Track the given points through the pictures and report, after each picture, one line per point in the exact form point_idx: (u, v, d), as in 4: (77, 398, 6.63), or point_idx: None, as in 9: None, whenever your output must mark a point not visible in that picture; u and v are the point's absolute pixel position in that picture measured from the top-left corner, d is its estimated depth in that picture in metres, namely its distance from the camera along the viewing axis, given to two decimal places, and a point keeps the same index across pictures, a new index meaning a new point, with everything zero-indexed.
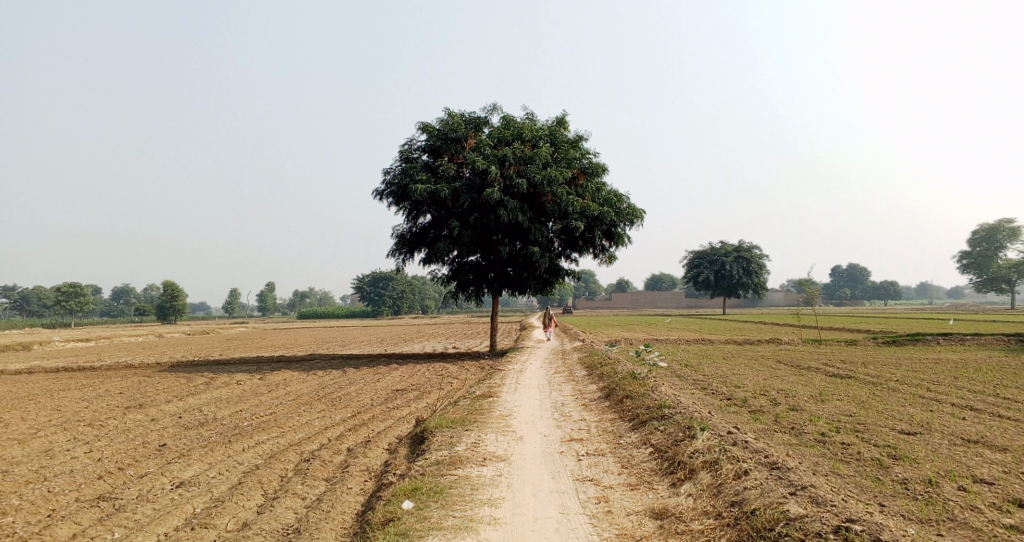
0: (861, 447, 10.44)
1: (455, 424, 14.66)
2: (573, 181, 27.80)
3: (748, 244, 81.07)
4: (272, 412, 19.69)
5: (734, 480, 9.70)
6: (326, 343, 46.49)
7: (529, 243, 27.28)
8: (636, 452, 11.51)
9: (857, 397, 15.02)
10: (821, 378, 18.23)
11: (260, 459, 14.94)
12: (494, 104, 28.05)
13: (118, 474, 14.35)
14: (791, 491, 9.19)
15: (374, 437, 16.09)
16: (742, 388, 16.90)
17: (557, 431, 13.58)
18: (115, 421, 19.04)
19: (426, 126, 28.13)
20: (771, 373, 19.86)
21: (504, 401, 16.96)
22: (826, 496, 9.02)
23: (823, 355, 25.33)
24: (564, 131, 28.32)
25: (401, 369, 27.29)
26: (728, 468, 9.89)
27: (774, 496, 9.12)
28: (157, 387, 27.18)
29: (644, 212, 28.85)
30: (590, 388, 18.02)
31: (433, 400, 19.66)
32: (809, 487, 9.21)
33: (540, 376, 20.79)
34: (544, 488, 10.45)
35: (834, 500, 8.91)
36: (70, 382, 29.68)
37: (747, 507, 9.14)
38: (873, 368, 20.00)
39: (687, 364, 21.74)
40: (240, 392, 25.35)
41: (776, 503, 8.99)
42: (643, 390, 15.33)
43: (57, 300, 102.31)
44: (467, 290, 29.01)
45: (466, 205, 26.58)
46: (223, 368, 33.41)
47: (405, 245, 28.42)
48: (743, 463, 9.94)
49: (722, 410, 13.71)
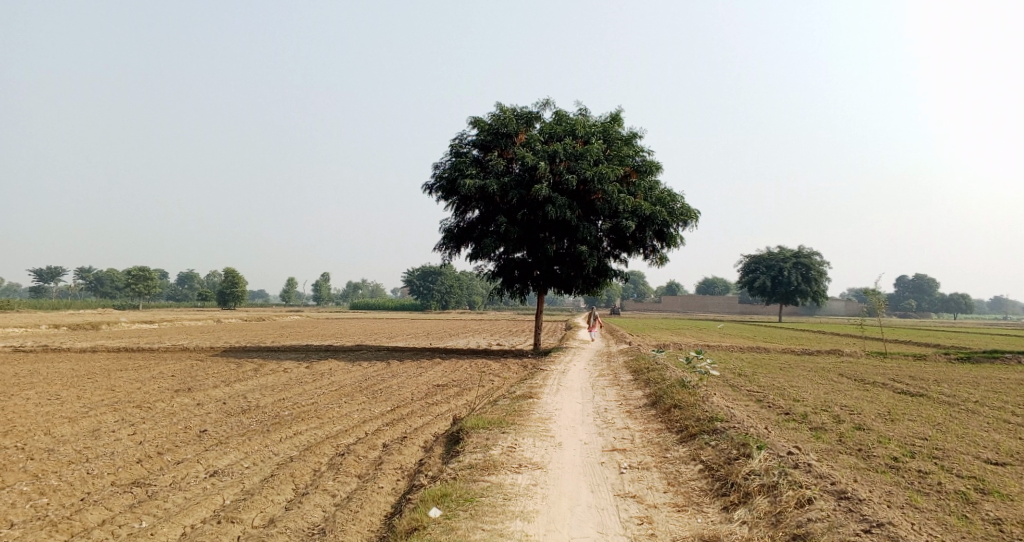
0: (943, 477, 9.37)
1: (494, 425, 13.89)
2: (625, 179, 26.77)
3: (808, 250, 78.62)
4: (314, 402, 19.19)
5: (798, 510, 8.74)
6: (374, 334, 46.27)
7: (577, 241, 26.37)
8: (685, 469, 10.59)
9: (931, 418, 13.85)
10: (889, 395, 17.00)
11: (295, 451, 14.39)
12: (547, 99, 27.24)
13: (156, 459, 13.93)
14: (866, 528, 8.19)
15: (410, 434, 15.43)
16: (802, 401, 15.81)
17: (598, 439, 12.72)
18: (162, 404, 18.76)
19: (478, 120, 27.47)
20: (833, 387, 18.66)
21: (546, 404, 16.15)
22: (908, 537, 7.99)
23: (890, 370, 23.87)
24: (618, 127, 27.35)
25: (445, 363, 26.64)
26: (789, 495, 8.91)
27: (846, 532, 8.14)
28: (207, 371, 27.05)
29: (699, 213, 27.67)
30: (637, 393, 17.12)
31: (474, 398, 18.94)
32: (888, 524, 8.19)
33: (584, 379, 19.93)
34: (582, 502, 9.61)
35: None
36: (125, 362, 29.82)
37: None
38: (945, 386, 18.69)
39: (743, 373, 20.67)
40: (286, 379, 25.01)
41: None
42: (694, 399, 14.35)
43: (125, 283, 104.79)
44: (513, 287, 28.26)
45: (515, 201, 25.82)
46: (273, 355, 33.27)
47: (452, 240, 27.81)
48: (806, 490, 8.96)
49: (780, 426, 12.66)
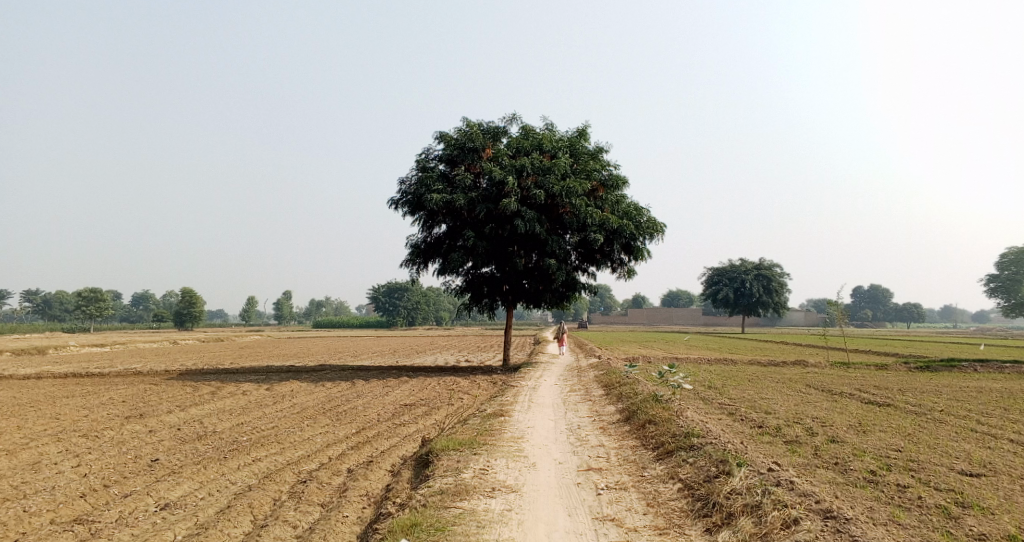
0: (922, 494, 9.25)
1: (463, 446, 13.53)
2: (592, 193, 26.68)
3: (769, 262, 79.54)
4: (274, 426, 18.62)
5: (784, 532, 8.56)
6: (338, 353, 45.55)
7: (545, 256, 26.19)
8: (664, 488, 10.35)
9: (902, 428, 13.82)
10: (859, 406, 16.98)
11: (254, 479, 13.87)
12: (513, 114, 27.08)
13: (100, 493, 13.31)
14: None
15: (377, 457, 15.00)
16: (773, 414, 15.71)
17: (572, 458, 12.45)
18: (113, 432, 18.05)
19: (444, 135, 27.20)
20: (803, 398, 18.61)
21: (517, 422, 15.84)
22: None
23: (855, 379, 23.99)
24: (585, 142, 27.28)
25: (411, 382, 26.20)
26: (775, 515, 8.74)
27: None
28: (162, 396, 26.26)
29: (665, 226, 27.68)
30: (608, 409, 16.89)
31: (442, 417, 18.55)
32: None
33: (554, 395, 19.66)
34: (559, 528, 9.34)
35: None
36: (75, 388, 28.85)
37: None
38: (912, 395, 18.75)
39: (712, 386, 20.57)
40: (245, 403, 24.35)
41: None
42: (667, 415, 14.15)
43: (78, 305, 102.08)
44: (481, 303, 27.95)
45: (482, 216, 25.57)
46: (232, 377, 32.46)
47: (419, 256, 27.43)
48: (792, 510, 8.79)
49: (755, 440, 12.50)
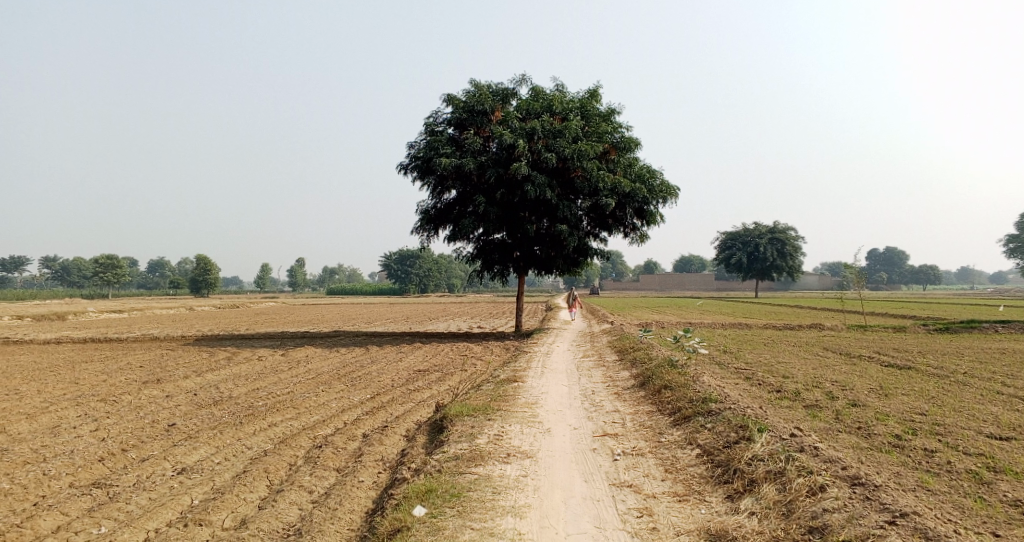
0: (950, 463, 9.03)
1: (478, 412, 13.38)
2: (604, 156, 26.24)
3: (783, 225, 78.85)
4: (290, 391, 18.56)
5: (810, 499, 8.37)
6: (351, 320, 45.54)
7: (557, 221, 25.87)
8: (682, 454, 10.17)
9: (925, 392, 13.56)
10: (879, 370, 16.71)
11: (270, 444, 13.79)
12: (522, 75, 26.56)
13: (119, 457, 13.26)
14: (887, 519, 7.85)
15: (392, 422, 14.89)
16: (791, 378, 15.47)
17: (588, 423, 12.28)
18: (130, 397, 18.05)
19: (453, 99, 26.76)
20: (821, 363, 18.34)
21: (531, 387, 15.69)
22: (933, 526, 7.67)
23: (874, 342, 23.68)
24: (596, 103, 26.76)
25: (425, 348, 26.09)
26: (800, 483, 8.54)
27: (867, 525, 7.81)
28: (178, 361, 26.31)
29: (678, 189, 27.26)
30: (622, 375, 16.70)
31: (456, 383, 18.43)
32: (909, 514, 7.85)
33: (567, 360, 19.48)
34: (576, 494, 9.18)
35: (945, 534, 7.56)
36: (93, 354, 28.97)
37: (830, 536, 7.82)
38: (933, 358, 18.45)
39: (727, 351, 20.33)
40: (261, 368, 24.33)
41: (871, 536, 7.68)
42: (684, 380, 13.93)
43: (94, 272, 102.61)
44: (493, 269, 27.72)
45: (492, 180, 25.24)
46: (247, 343, 32.51)
47: (429, 222, 27.17)
48: (817, 477, 8.59)
49: (774, 405, 12.28)
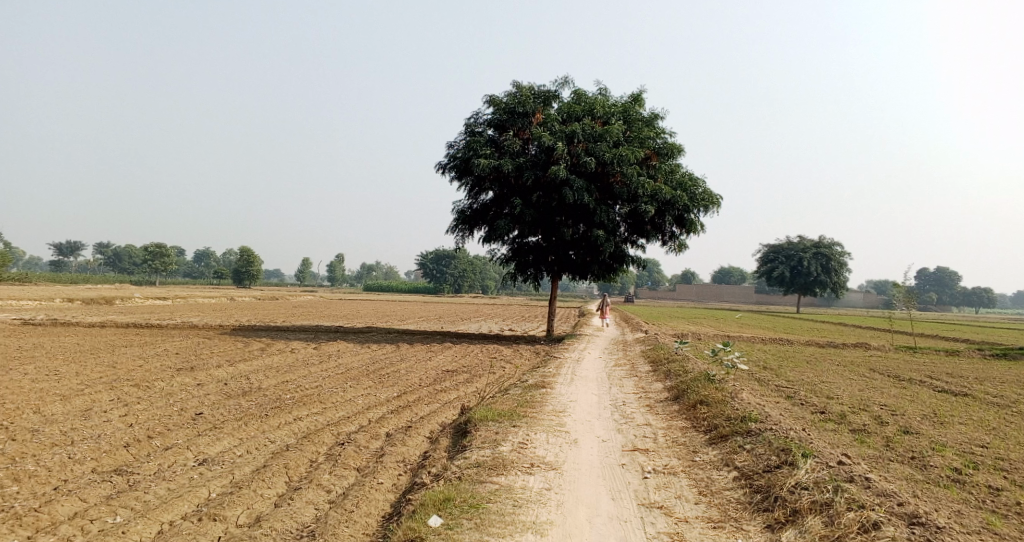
0: (1020, 510, 8.24)
1: (503, 418, 12.82)
2: (645, 162, 25.54)
3: (829, 240, 77.01)
4: (318, 385, 18.21)
5: (864, 537, 7.73)
6: (386, 316, 45.32)
7: (594, 226, 25.23)
8: (716, 476, 9.50)
9: (982, 421, 12.70)
10: (930, 395, 15.80)
11: (292, 439, 13.39)
12: (565, 78, 26.00)
13: (143, 444, 12.95)
14: None
15: (416, 423, 14.40)
16: (836, 399, 14.66)
17: (617, 436, 11.65)
18: (161, 383, 17.83)
19: (494, 99, 26.31)
20: (868, 384, 17.45)
21: (561, 395, 15.10)
22: None
23: (924, 366, 22.63)
24: (639, 108, 26.10)
25: (457, 348, 25.61)
26: (852, 518, 7.90)
27: None
28: (213, 350, 26.20)
29: (720, 198, 26.44)
30: (656, 386, 16.03)
31: (484, 385, 17.90)
32: None
33: (599, 368, 18.85)
34: (602, 513, 8.59)
35: None
36: (132, 338, 29.02)
37: None
38: (988, 385, 17.45)
39: (768, 367, 19.53)
40: (293, 360, 24.07)
41: None
42: (723, 395, 13.22)
43: (142, 259, 104.30)
44: (526, 272, 27.18)
45: (530, 183, 24.71)
46: (282, 335, 32.34)
47: (465, 222, 26.73)
48: (871, 512, 7.95)
49: (818, 427, 11.55)
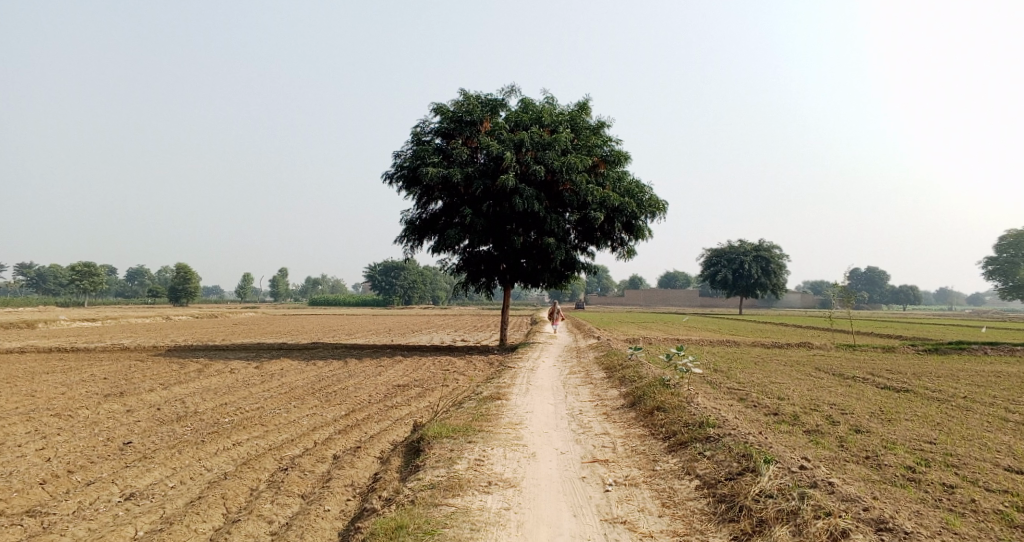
0: (974, 508, 8.28)
1: (457, 434, 12.50)
2: (592, 169, 25.54)
3: (768, 243, 78.58)
4: (259, 407, 17.60)
5: None
6: (331, 331, 44.50)
7: (544, 234, 25.12)
8: (678, 486, 9.36)
9: (929, 417, 12.86)
10: (876, 392, 16.01)
11: (231, 466, 12.85)
12: (512, 86, 25.86)
13: (61, 480, 12.27)
14: None
15: (365, 442, 13.99)
16: (787, 400, 14.73)
17: (575, 447, 11.46)
18: (88, 412, 17.03)
19: (441, 107, 26.02)
20: (816, 383, 17.62)
21: (515, 406, 14.85)
22: None
23: (867, 363, 23.01)
24: (586, 116, 26.10)
25: (405, 361, 25.16)
26: (819, 526, 7.84)
27: None
28: (146, 373, 25.24)
29: (667, 204, 26.59)
30: (610, 394, 15.90)
31: (436, 399, 17.55)
32: None
33: (553, 377, 18.66)
34: (563, 532, 8.39)
35: None
36: (58, 364, 27.82)
37: None
38: (931, 380, 17.78)
39: (718, 369, 19.61)
40: (232, 381, 23.33)
41: None
42: (678, 401, 13.14)
43: (72, 279, 100.64)
44: (478, 281, 26.92)
45: (480, 192, 24.47)
46: (220, 354, 31.41)
47: (414, 232, 26.36)
48: (838, 519, 7.90)
49: (772, 430, 11.54)
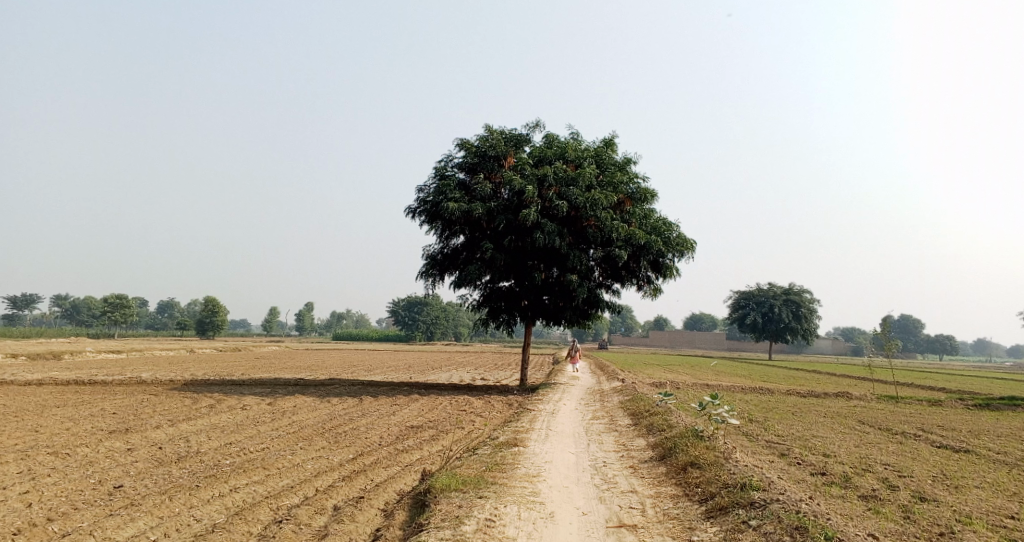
0: None
1: (468, 487, 11.25)
2: (618, 206, 24.43)
3: (798, 287, 76.69)
4: (265, 448, 16.46)
5: None
6: (353, 367, 43.45)
7: (567, 271, 23.97)
8: None
9: (1001, 484, 11.42)
10: (934, 451, 14.48)
11: (222, 516, 11.67)
12: (537, 121, 24.98)
13: (36, 529, 11.15)
14: None
15: (370, 492, 12.77)
16: (835, 458, 13.32)
17: (600, 507, 10.19)
18: (86, 450, 15.96)
19: (465, 142, 25.16)
20: (863, 439, 16.12)
21: (534, 455, 13.58)
22: None
23: (914, 417, 21.40)
24: (611, 152, 25.05)
25: (421, 401, 23.95)
26: None
27: None
28: (157, 408, 24.24)
29: (695, 243, 25.34)
30: (637, 444, 14.57)
31: (450, 444, 16.31)
32: None
33: (574, 422, 17.33)
34: None
35: None
36: (71, 397, 26.92)
37: None
38: (991, 440, 16.21)
39: (753, 419, 18.17)
40: (242, 418, 22.26)
41: None
42: (714, 456, 11.81)
43: (103, 311, 100.91)
44: (499, 319, 25.74)
45: (501, 228, 23.43)
46: (236, 390, 30.35)
47: (435, 267, 25.31)
48: None
49: (824, 494, 10.19)
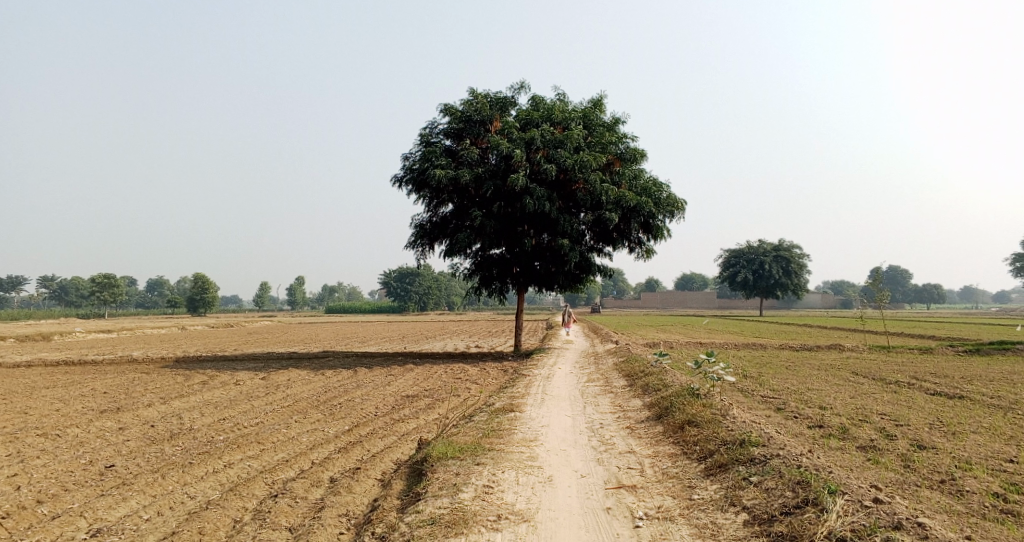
0: None
1: (465, 454, 11.12)
2: (607, 168, 24.15)
3: (788, 243, 76.68)
4: (258, 422, 16.30)
5: None
6: (346, 339, 43.21)
7: (558, 236, 23.74)
8: (722, 521, 8.22)
9: (998, 429, 11.36)
10: (930, 399, 14.41)
11: (216, 493, 11.54)
12: (522, 84, 24.57)
13: (26, 512, 10.99)
14: None
15: (366, 463, 12.64)
16: (832, 410, 13.23)
17: (599, 468, 10.10)
18: (77, 431, 15.75)
19: (450, 107, 24.75)
20: (859, 390, 16.07)
21: (530, 419, 13.47)
22: None
23: (907, 366, 21.42)
24: (599, 113, 24.69)
25: (415, 370, 23.83)
26: None
27: None
28: (148, 387, 24.03)
29: (686, 203, 25.11)
30: (634, 404, 14.46)
31: (446, 412, 16.18)
32: None
33: (570, 386, 17.21)
34: None
35: None
36: (61, 378, 26.66)
37: None
38: (986, 385, 16.18)
39: (748, 375, 18.10)
40: (235, 394, 22.08)
41: None
42: (711, 414, 11.70)
43: (92, 291, 100.10)
44: (491, 286, 25.55)
45: (490, 194, 23.15)
46: (228, 365, 30.13)
47: (424, 236, 25.05)
48: None
49: (824, 447, 10.11)
